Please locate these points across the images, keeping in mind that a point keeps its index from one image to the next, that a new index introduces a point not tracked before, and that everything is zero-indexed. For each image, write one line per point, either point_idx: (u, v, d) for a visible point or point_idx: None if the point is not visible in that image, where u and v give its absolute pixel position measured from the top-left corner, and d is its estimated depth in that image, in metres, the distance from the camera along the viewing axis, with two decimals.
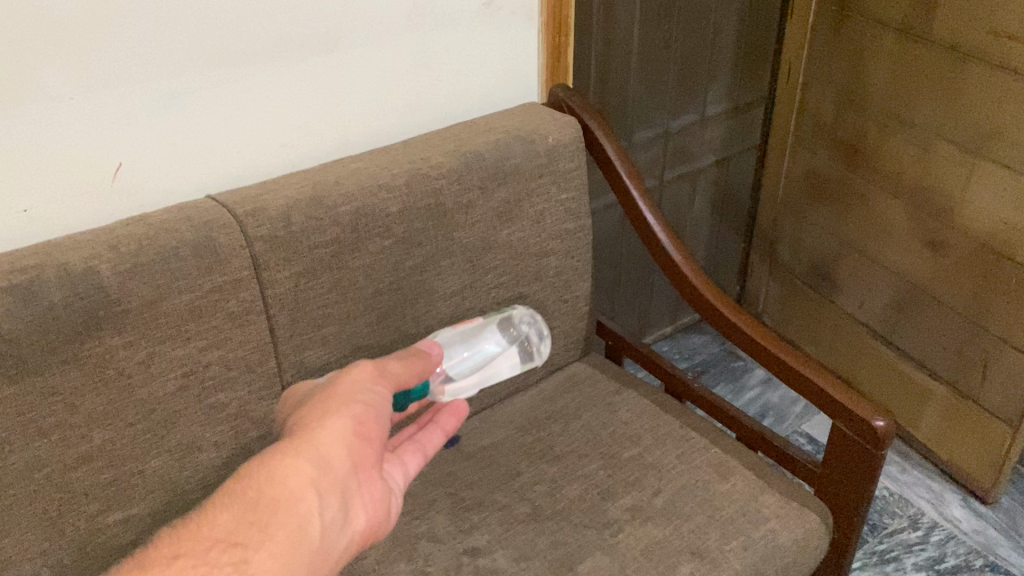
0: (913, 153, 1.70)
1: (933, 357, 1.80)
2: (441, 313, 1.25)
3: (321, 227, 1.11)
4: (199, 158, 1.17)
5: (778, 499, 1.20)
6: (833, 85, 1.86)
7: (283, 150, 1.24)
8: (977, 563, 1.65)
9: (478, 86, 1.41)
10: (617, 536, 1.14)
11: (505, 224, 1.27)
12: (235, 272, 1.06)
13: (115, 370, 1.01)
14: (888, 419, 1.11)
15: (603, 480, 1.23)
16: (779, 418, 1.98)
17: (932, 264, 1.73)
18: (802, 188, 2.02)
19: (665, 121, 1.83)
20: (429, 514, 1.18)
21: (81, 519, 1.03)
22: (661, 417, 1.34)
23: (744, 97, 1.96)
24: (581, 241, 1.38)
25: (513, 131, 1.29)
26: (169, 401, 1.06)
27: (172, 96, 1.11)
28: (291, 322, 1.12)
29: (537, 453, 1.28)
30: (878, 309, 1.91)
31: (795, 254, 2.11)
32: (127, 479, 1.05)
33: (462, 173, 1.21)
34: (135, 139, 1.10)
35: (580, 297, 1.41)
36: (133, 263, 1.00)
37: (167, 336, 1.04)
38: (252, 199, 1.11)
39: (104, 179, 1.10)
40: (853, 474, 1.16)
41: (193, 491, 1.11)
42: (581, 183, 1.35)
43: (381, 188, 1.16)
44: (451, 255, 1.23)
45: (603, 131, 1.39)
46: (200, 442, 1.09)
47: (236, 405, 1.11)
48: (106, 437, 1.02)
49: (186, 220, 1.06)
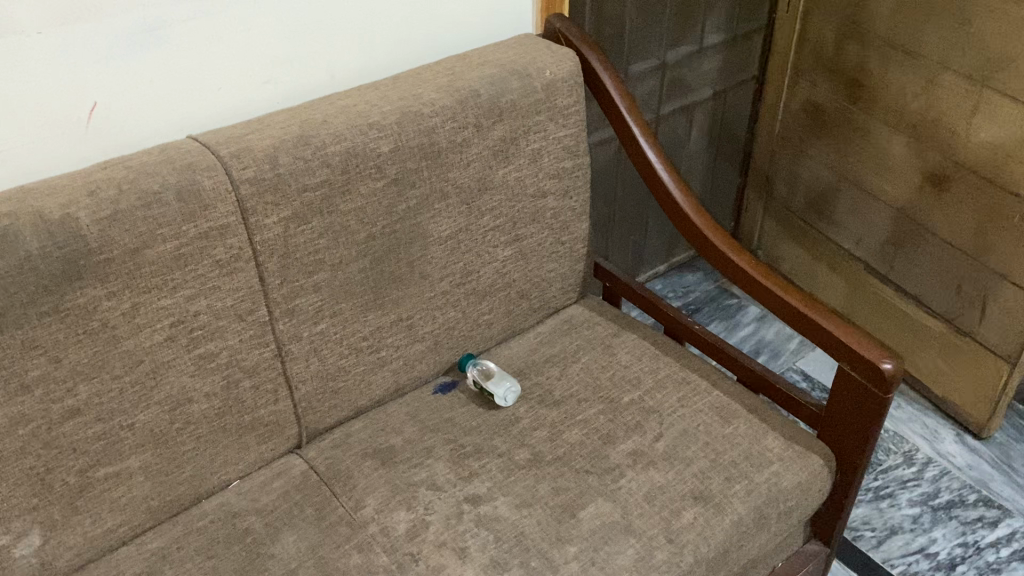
0: (917, 85, 1.65)
1: (932, 293, 1.79)
2: (436, 258, 1.21)
3: (310, 168, 1.06)
4: (179, 97, 1.11)
5: (781, 442, 1.18)
6: (835, 13, 1.79)
7: (267, 87, 1.18)
8: (971, 498, 1.66)
9: (470, 18, 1.34)
10: (619, 481, 1.12)
11: (502, 162, 1.22)
12: (221, 219, 1.02)
13: (99, 322, 0.97)
14: (895, 360, 1.08)
15: (604, 425, 1.20)
16: (773, 354, 1.97)
17: (933, 199, 1.70)
18: (802, 121, 1.96)
19: (663, 52, 1.77)
20: (428, 461, 1.16)
21: (70, 474, 1.00)
22: (662, 359, 1.32)
23: (743, 27, 1.89)
24: (579, 179, 1.33)
25: (508, 65, 1.23)
26: (157, 352, 1.02)
27: (149, 30, 1.04)
28: (281, 269, 1.08)
29: (536, 399, 1.26)
30: (876, 245, 1.88)
31: (792, 190, 2.07)
32: (116, 433, 1.02)
33: (456, 110, 1.16)
34: (112, 76, 1.04)
35: (577, 238, 1.37)
36: (113, 209, 0.95)
37: (152, 286, 0.99)
38: (236, 139, 1.06)
39: (78, 120, 1.04)
40: (858, 417, 1.14)
41: (185, 443, 1.08)
42: (579, 120, 1.29)
43: (372, 127, 1.10)
44: (445, 197, 1.18)
45: (601, 64, 1.33)
46: (190, 394, 1.06)
47: (226, 355, 1.07)
48: (93, 391, 0.99)
49: (168, 162, 1.01)
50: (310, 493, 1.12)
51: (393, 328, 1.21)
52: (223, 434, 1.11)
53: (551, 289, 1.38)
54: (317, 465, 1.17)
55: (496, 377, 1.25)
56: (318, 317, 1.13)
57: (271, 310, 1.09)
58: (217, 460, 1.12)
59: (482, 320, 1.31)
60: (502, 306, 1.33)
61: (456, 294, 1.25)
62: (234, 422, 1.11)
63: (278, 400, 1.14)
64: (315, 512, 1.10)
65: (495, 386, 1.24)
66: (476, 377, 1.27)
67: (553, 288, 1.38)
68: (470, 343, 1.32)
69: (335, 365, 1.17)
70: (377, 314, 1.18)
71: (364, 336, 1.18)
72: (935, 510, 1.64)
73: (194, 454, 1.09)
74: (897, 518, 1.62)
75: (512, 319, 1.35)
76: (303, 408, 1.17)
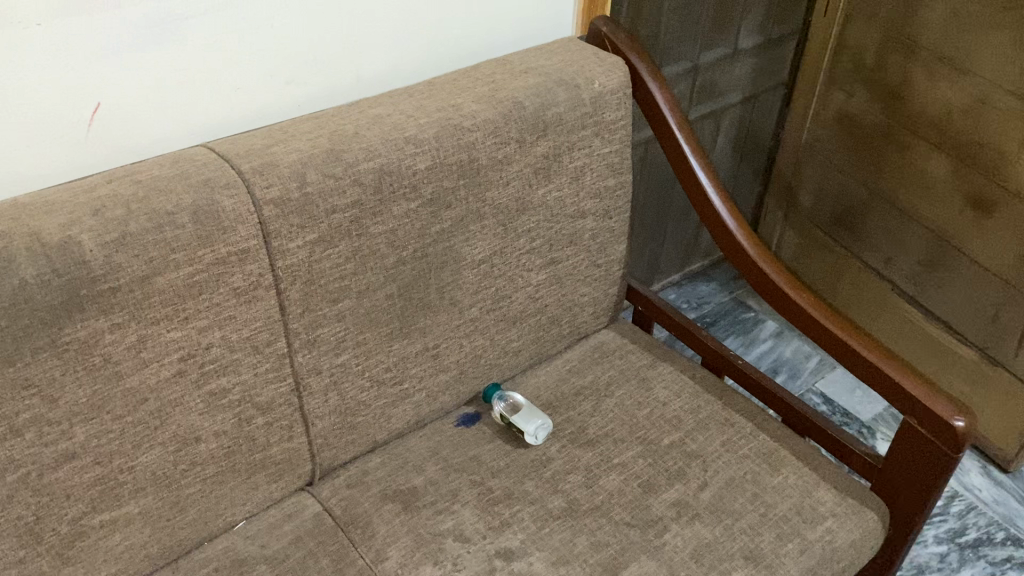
0: (965, 103, 1.56)
1: (964, 319, 1.71)
2: (467, 283, 1.11)
3: (340, 187, 0.95)
4: (191, 99, 0.99)
5: (834, 495, 1.10)
6: (879, 21, 1.70)
7: (288, 88, 1.07)
8: (999, 536, 1.59)
9: (508, 18, 1.23)
10: (663, 537, 1.03)
11: (543, 181, 1.12)
12: (240, 242, 0.90)
13: (101, 358, 0.86)
14: (969, 418, 0.99)
15: (644, 470, 1.11)
16: (792, 374, 1.90)
17: (973, 222, 1.62)
18: (834, 132, 1.88)
19: (695, 54, 1.67)
20: (454, 507, 1.06)
21: (62, 523, 0.89)
22: (702, 397, 1.23)
23: (778, 29, 1.79)
24: (620, 199, 1.23)
25: (554, 74, 1.12)
26: (165, 389, 0.91)
27: (164, 26, 0.93)
28: (303, 296, 0.97)
29: (569, 437, 1.16)
30: (906, 265, 1.81)
31: (818, 202, 1.98)
32: (116, 477, 0.91)
33: (499, 124, 1.05)
34: (119, 75, 0.93)
35: (614, 261, 1.28)
36: (120, 232, 0.84)
37: (163, 316, 0.88)
38: (259, 151, 0.94)
39: (78, 124, 0.93)
40: (919, 473, 1.06)
41: (189, 486, 0.97)
42: (625, 135, 1.19)
43: (408, 141, 0.99)
44: (481, 218, 1.08)
45: (651, 74, 1.21)
46: (199, 433, 0.95)
47: (239, 391, 0.97)
48: (90, 432, 0.88)
49: (182, 178, 0.90)
50: (325, 540, 1.02)
51: (418, 358, 1.11)
52: (232, 474, 1.00)
53: (582, 313, 1.28)
54: (332, 507, 1.07)
55: (527, 412, 1.16)
56: (340, 348, 1.02)
57: (291, 342, 0.98)
58: (223, 502, 1.01)
59: (509, 348, 1.21)
60: (532, 333, 1.23)
61: (485, 320, 1.15)
62: (244, 462, 1.01)
63: (292, 437, 1.04)
64: (332, 563, 1.00)
65: (524, 422, 1.14)
66: (502, 411, 1.17)
67: (585, 313, 1.29)
68: (496, 372, 1.22)
69: (355, 399, 1.07)
70: (403, 343, 1.08)
71: (387, 367, 1.08)
72: (962, 549, 1.57)
73: (199, 497, 0.99)
74: (923, 556, 1.56)
75: (541, 346, 1.26)
76: (317, 445, 1.07)
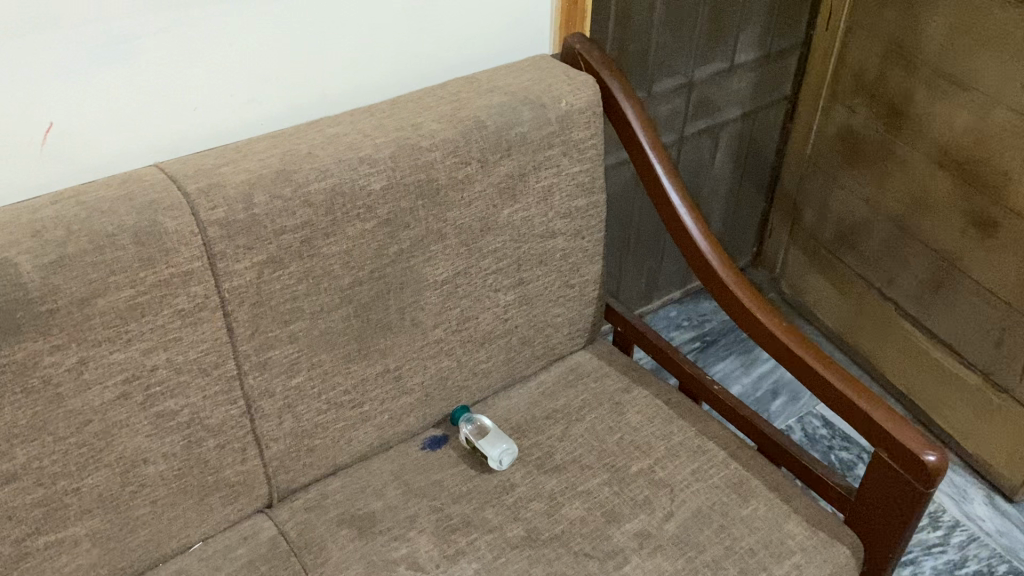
0: (967, 120, 1.51)
1: (968, 342, 1.65)
2: (430, 304, 1.09)
3: (289, 208, 0.94)
4: (148, 119, 0.99)
5: (804, 528, 1.06)
6: (881, 35, 1.65)
7: (250, 107, 1.06)
8: (1000, 569, 1.53)
9: (481, 33, 1.21)
10: (622, 569, 1.00)
11: (508, 202, 1.10)
12: (184, 264, 0.89)
13: (41, 380, 0.85)
14: (941, 453, 0.95)
15: (609, 499, 1.08)
16: (793, 396, 1.84)
17: (976, 243, 1.56)
18: (836, 148, 1.83)
19: (690, 69, 1.63)
20: (410, 534, 1.04)
21: (4, 545, 0.89)
22: (675, 423, 1.19)
23: (778, 43, 1.76)
24: (593, 219, 1.20)
25: (520, 93, 1.10)
26: (109, 411, 0.90)
27: (116, 45, 0.92)
28: (253, 318, 0.96)
29: (534, 463, 1.14)
30: (909, 285, 1.75)
31: (822, 219, 1.94)
32: (59, 499, 0.90)
33: (459, 144, 1.03)
34: (71, 94, 0.92)
35: (589, 281, 1.25)
36: (59, 254, 0.84)
37: (104, 338, 0.87)
38: (207, 172, 0.94)
39: (31, 143, 0.93)
40: (891, 508, 1.02)
41: (139, 507, 0.96)
42: (595, 154, 1.16)
43: (362, 161, 0.98)
44: (443, 238, 1.06)
45: (624, 93, 1.18)
46: (147, 455, 0.95)
47: (188, 413, 0.96)
48: (32, 454, 0.87)
49: (126, 199, 0.89)
50: (277, 565, 1.01)
51: (379, 380, 1.09)
52: (183, 496, 0.99)
53: (556, 334, 1.26)
54: (287, 530, 1.05)
55: (493, 436, 1.14)
56: (293, 370, 1.01)
57: (241, 364, 0.97)
58: (176, 524, 1.00)
59: (478, 369, 1.19)
60: (502, 354, 1.20)
61: (450, 341, 1.13)
62: (196, 484, 1.00)
63: (246, 459, 1.02)
64: None
65: (489, 447, 1.12)
66: (468, 434, 1.16)
67: (559, 334, 1.26)
68: (465, 394, 1.20)
69: (312, 422, 1.06)
70: (362, 365, 1.06)
71: (345, 390, 1.06)
72: None
73: (150, 518, 0.98)
74: None
75: (513, 367, 1.23)
76: (273, 468, 1.05)
